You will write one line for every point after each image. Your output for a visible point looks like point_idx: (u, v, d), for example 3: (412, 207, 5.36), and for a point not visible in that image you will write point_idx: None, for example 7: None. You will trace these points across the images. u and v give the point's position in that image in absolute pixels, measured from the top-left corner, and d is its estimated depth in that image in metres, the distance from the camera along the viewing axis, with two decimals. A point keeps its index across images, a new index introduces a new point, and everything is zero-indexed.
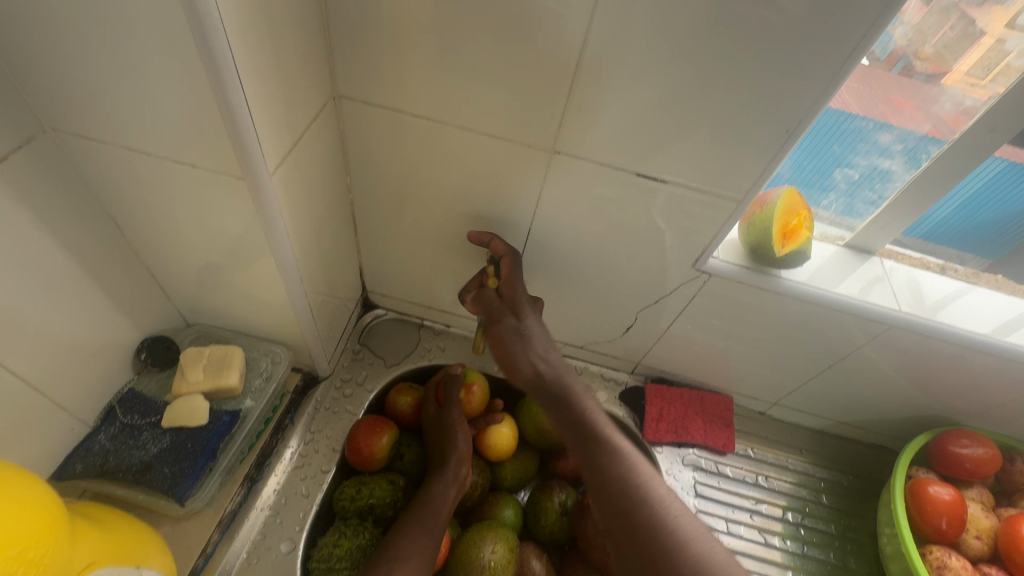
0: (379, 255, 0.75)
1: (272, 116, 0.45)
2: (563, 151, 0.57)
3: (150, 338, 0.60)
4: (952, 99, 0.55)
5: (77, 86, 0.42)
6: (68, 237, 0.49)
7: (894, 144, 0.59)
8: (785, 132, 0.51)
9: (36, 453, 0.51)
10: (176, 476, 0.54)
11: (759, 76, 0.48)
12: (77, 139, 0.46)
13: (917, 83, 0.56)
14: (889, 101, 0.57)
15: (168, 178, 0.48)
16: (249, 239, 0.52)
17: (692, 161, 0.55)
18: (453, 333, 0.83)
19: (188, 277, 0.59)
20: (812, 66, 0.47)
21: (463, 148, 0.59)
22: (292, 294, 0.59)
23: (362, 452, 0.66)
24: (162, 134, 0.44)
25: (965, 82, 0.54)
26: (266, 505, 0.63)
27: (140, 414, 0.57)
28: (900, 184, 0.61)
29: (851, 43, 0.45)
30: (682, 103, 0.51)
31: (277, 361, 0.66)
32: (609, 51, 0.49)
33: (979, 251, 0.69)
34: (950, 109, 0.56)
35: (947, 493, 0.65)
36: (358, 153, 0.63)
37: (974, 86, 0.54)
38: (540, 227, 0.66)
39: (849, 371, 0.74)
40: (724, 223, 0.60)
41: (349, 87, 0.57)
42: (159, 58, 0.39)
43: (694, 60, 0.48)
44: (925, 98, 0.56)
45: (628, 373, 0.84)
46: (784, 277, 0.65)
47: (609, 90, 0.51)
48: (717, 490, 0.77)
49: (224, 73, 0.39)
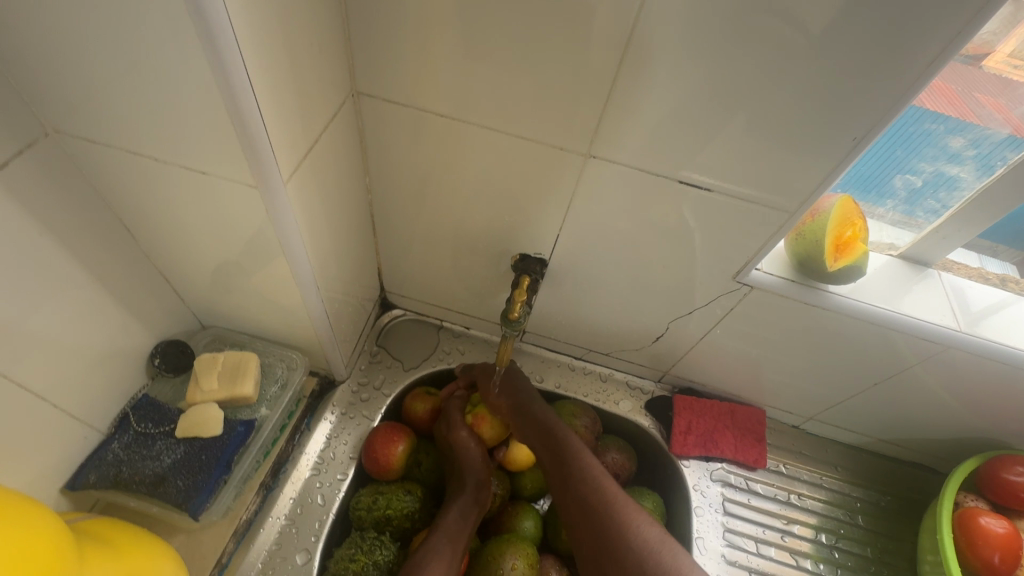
0: (398, 256, 0.73)
1: (286, 118, 0.42)
2: (598, 155, 0.53)
3: (163, 343, 0.59)
4: (996, 84, 0.50)
5: (79, 88, 0.39)
6: (76, 244, 0.47)
7: (965, 149, 0.53)
8: (852, 140, 0.47)
9: (48, 463, 0.50)
10: (190, 489, 0.53)
11: (821, 76, 0.43)
12: (82, 142, 0.44)
13: (959, 67, 0.49)
14: (933, 91, 0.50)
15: (177, 182, 0.45)
16: (263, 247, 0.50)
17: (738, 167, 0.51)
18: (473, 335, 0.80)
19: (202, 281, 0.57)
20: (884, 64, 0.42)
21: (488, 149, 0.56)
22: (308, 301, 0.56)
23: (379, 461, 0.65)
24: (170, 138, 0.41)
25: (1008, 66, 0.49)
26: (282, 513, 0.62)
27: (154, 423, 0.56)
28: (969, 193, 0.56)
29: (941, 40, 0.40)
30: (732, 105, 0.47)
31: (293, 366, 0.64)
32: (653, 48, 0.44)
33: None
34: (997, 94, 0.50)
35: (1001, 526, 0.61)
36: (378, 153, 0.60)
37: (1016, 69, 0.49)
38: (568, 232, 0.62)
39: (895, 390, 0.69)
40: (771, 234, 0.56)
41: (368, 83, 0.53)
42: (163, 57, 0.36)
43: (749, 57, 0.43)
44: (966, 84, 0.50)
45: (655, 381, 0.81)
46: (832, 291, 0.60)
47: (651, 90, 0.47)
48: (746, 508, 0.74)
49: (234, 74, 0.36)
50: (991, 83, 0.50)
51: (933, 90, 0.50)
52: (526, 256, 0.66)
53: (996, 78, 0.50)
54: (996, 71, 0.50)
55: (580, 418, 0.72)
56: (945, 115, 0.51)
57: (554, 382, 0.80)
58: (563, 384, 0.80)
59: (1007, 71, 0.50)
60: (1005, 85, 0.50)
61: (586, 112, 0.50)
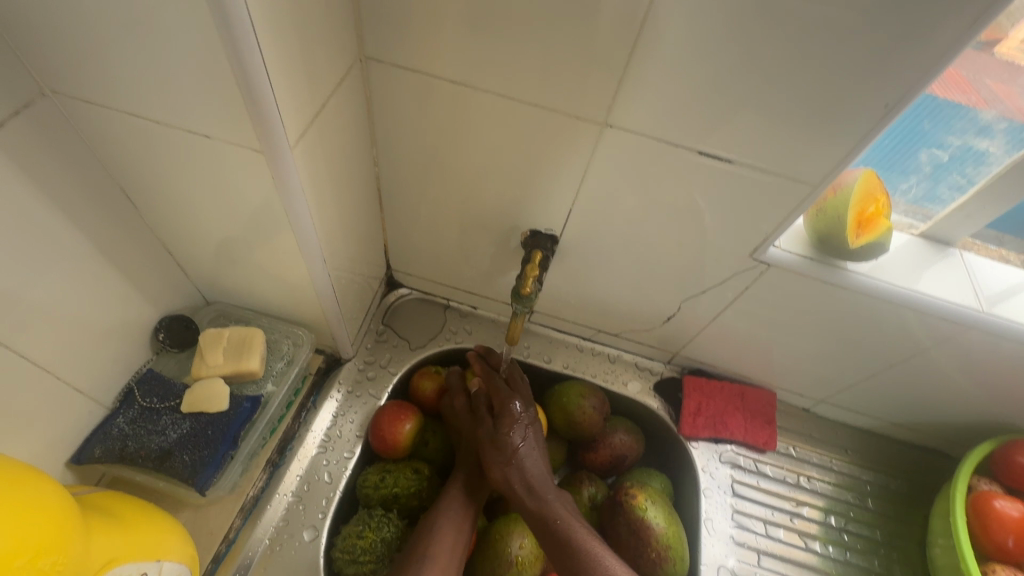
0: (405, 232, 0.71)
1: (291, 80, 0.40)
2: (614, 125, 0.51)
3: (168, 317, 0.58)
4: (1005, 71, 0.50)
5: (75, 44, 0.37)
6: (76, 212, 0.46)
7: (997, 122, 0.52)
8: (883, 107, 0.44)
9: (52, 436, 0.49)
10: (196, 464, 0.53)
11: (855, 39, 0.41)
12: (80, 104, 0.42)
13: (972, 53, 0.48)
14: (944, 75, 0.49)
15: (179, 148, 0.44)
16: (268, 218, 0.48)
17: (761, 137, 0.49)
18: (481, 315, 0.79)
19: (206, 254, 0.56)
20: (921, 26, 0.39)
21: (500, 120, 0.54)
22: (314, 275, 0.55)
23: (386, 440, 0.64)
24: (172, 100, 0.40)
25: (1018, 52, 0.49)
26: (289, 490, 0.61)
27: (159, 398, 0.55)
28: (996, 168, 0.53)
29: (986, 0, 0.37)
30: (758, 71, 0.44)
31: (299, 344, 0.63)
32: (677, 8, 0.42)
33: None
34: (1006, 81, 0.50)
35: (1016, 510, 0.61)
36: (385, 123, 0.58)
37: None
38: (580, 208, 0.60)
39: (910, 373, 0.68)
40: (789, 212, 0.54)
41: (376, 48, 0.51)
42: (162, 10, 0.34)
43: (778, 18, 0.41)
44: (975, 69, 0.50)
45: (664, 363, 0.80)
46: (852, 269, 0.59)
47: (673, 55, 0.45)
48: (755, 490, 0.73)
49: (237, 29, 0.34)
50: (1000, 70, 0.50)
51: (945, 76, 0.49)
52: (536, 233, 0.64)
53: (1006, 64, 0.50)
54: (1006, 57, 0.49)
55: (589, 399, 0.71)
56: (951, 101, 0.51)
57: (562, 362, 0.79)
58: (571, 365, 0.79)
59: (1018, 57, 0.49)
60: (1014, 71, 0.50)
61: (604, 79, 0.48)
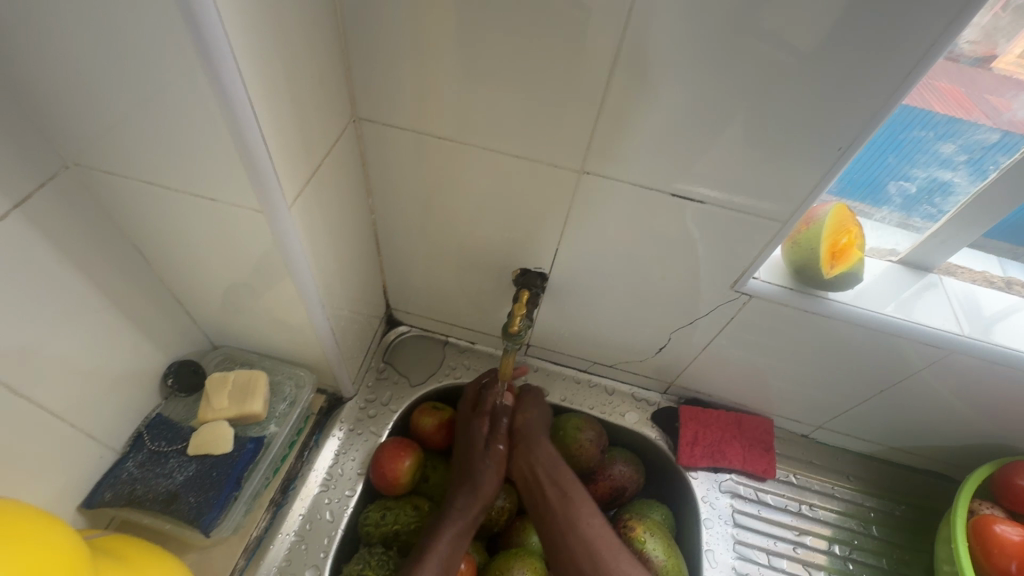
0: (403, 274, 0.74)
1: (289, 145, 0.44)
2: (591, 171, 0.55)
3: (176, 363, 0.61)
4: (1006, 85, 0.50)
5: (96, 123, 0.42)
6: (93, 270, 0.49)
7: (957, 155, 0.54)
8: (837, 149, 0.48)
9: (64, 482, 0.51)
10: (202, 505, 0.54)
11: (805, 88, 0.44)
12: (98, 173, 0.46)
13: (964, 69, 0.49)
14: (937, 90, 0.50)
15: (188, 209, 0.47)
16: (270, 268, 0.52)
17: (730, 177, 0.52)
18: (478, 350, 0.81)
19: (213, 302, 0.59)
20: (863, 77, 0.43)
21: (486, 169, 0.57)
22: (314, 318, 0.58)
23: (387, 477, 0.65)
24: (181, 168, 0.43)
25: (1017, 67, 0.49)
26: (291, 530, 0.62)
27: (167, 441, 0.58)
28: (963, 198, 0.56)
29: (918, 50, 0.41)
30: (720, 117, 0.48)
31: (301, 384, 0.65)
32: (640, 65, 0.46)
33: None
34: (1006, 94, 0.50)
35: (1016, 534, 0.61)
36: (380, 175, 0.62)
37: None
38: (567, 246, 0.63)
39: (903, 396, 0.68)
40: (766, 243, 0.57)
41: (368, 109, 0.55)
42: (172, 92, 0.38)
43: (734, 71, 0.45)
44: (974, 85, 0.50)
45: (660, 393, 0.81)
46: (831, 298, 0.61)
47: (640, 106, 0.49)
48: (756, 520, 0.73)
49: (238, 106, 0.38)
50: (999, 85, 0.50)
51: (934, 90, 0.50)
52: (526, 271, 0.67)
53: (1006, 79, 0.50)
54: (1005, 73, 0.49)
55: (585, 431, 0.72)
56: (953, 119, 0.51)
57: (559, 396, 0.80)
58: (568, 398, 0.80)
59: (1017, 72, 0.49)
60: (1016, 85, 0.50)
61: (580, 129, 0.52)
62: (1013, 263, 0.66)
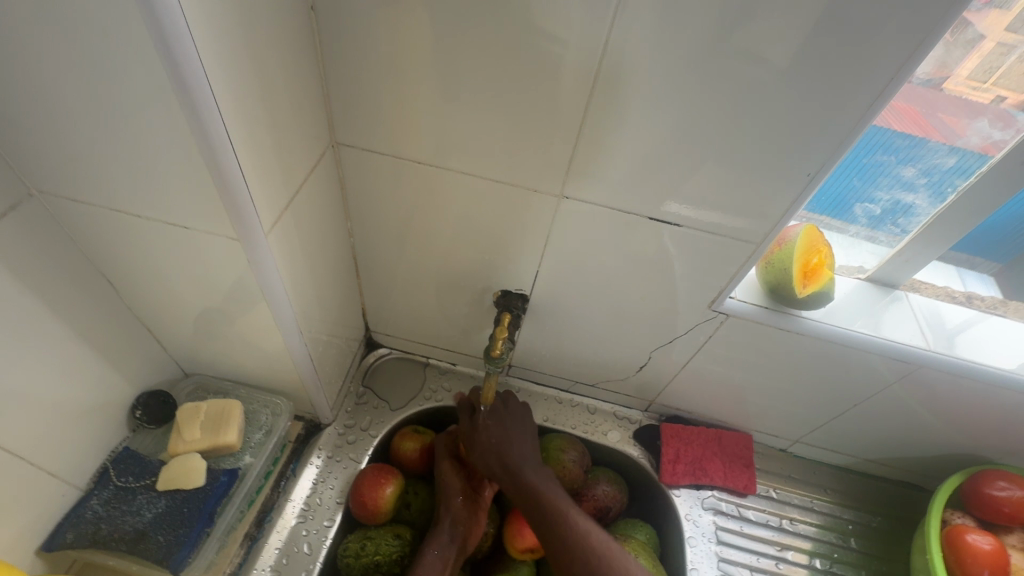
0: (383, 296, 0.73)
1: (267, 172, 0.44)
2: (570, 196, 0.56)
3: (146, 394, 0.58)
4: (957, 106, 0.52)
5: (64, 151, 0.41)
6: (57, 300, 0.48)
7: (917, 178, 0.57)
8: (807, 175, 0.50)
9: (22, 524, 0.49)
10: (172, 544, 0.52)
11: (774, 117, 0.46)
12: (66, 202, 0.45)
13: (920, 90, 0.51)
14: (897, 110, 0.51)
15: (160, 237, 0.46)
16: (246, 294, 0.51)
17: (704, 200, 0.54)
18: (459, 371, 0.80)
19: (185, 330, 0.57)
20: (828, 105, 0.45)
21: (466, 192, 0.58)
22: (292, 345, 0.57)
23: (367, 505, 0.64)
24: (154, 196, 0.43)
25: (966, 87, 0.51)
26: (267, 565, 0.60)
27: (134, 476, 0.55)
28: (925, 219, 0.58)
29: (878, 83, 0.43)
30: (694, 143, 0.49)
31: (277, 412, 0.64)
32: (617, 93, 0.47)
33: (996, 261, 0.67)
34: (958, 115, 0.52)
35: (987, 543, 0.62)
36: (359, 199, 0.61)
37: (975, 88, 0.51)
38: (547, 268, 0.64)
39: (876, 410, 0.70)
40: (742, 263, 0.58)
41: (347, 134, 0.55)
42: (145, 118, 0.37)
43: (708, 100, 0.46)
44: (927, 105, 0.52)
45: (642, 411, 0.81)
46: (805, 316, 0.62)
47: (618, 132, 0.50)
48: (739, 536, 0.73)
49: (216, 136, 0.37)
50: (951, 104, 0.52)
51: (896, 109, 0.51)
52: (507, 292, 0.67)
53: (955, 99, 0.52)
54: (954, 93, 0.51)
55: (568, 452, 0.72)
56: (911, 145, 0.54)
57: (542, 416, 0.80)
58: (551, 418, 0.80)
59: (963, 92, 0.51)
60: (963, 105, 0.52)
61: (560, 155, 0.53)
62: (970, 274, 0.69)
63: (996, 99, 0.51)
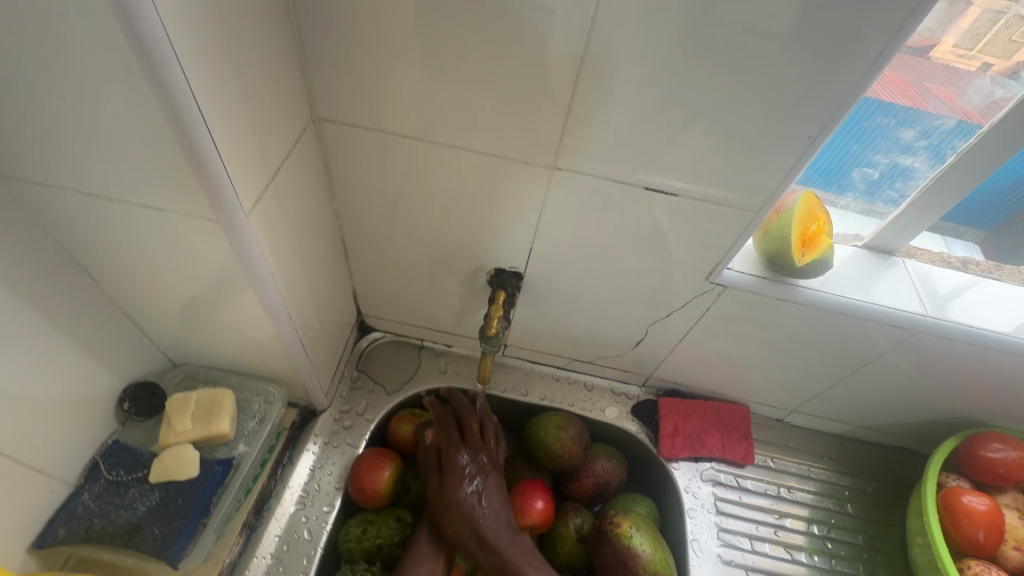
0: (374, 279, 0.72)
1: (244, 150, 0.41)
2: (563, 168, 0.54)
3: (133, 385, 0.57)
4: (944, 73, 0.51)
5: (25, 132, 0.38)
6: (32, 293, 0.46)
7: (917, 140, 0.56)
8: (807, 139, 0.48)
9: (11, 522, 0.47)
10: (168, 536, 0.51)
11: (772, 82, 0.45)
12: (32, 186, 0.42)
13: (909, 59, 0.50)
14: (886, 81, 0.51)
15: (136, 222, 0.44)
16: (231, 280, 0.49)
17: (702, 168, 0.52)
18: (455, 353, 0.79)
19: (170, 319, 0.55)
20: (828, 67, 0.43)
21: (455, 168, 0.56)
22: (281, 331, 0.55)
23: (366, 489, 0.63)
24: (125, 177, 0.40)
25: (954, 55, 0.50)
26: (267, 552, 0.60)
27: (126, 470, 0.54)
28: (923, 182, 0.58)
29: (880, 42, 0.41)
30: (688, 109, 0.48)
31: (270, 400, 0.63)
32: (609, 59, 0.45)
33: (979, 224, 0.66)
34: (949, 85, 0.52)
35: (982, 503, 0.63)
36: (344, 177, 0.59)
37: (963, 56, 0.50)
38: (541, 244, 0.62)
39: (872, 378, 0.70)
40: (739, 234, 0.57)
41: (328, 109, 0.53)
42: (109, 93, 0.35)
43: (704, 64, 0.44)
44: (916, 74, 0.51)
45: (640, 386, 0.81)
46: (802, 284, 0.62)
47: (611, 101, 0.48)
48: (738, 506, 0.74)
49: (188, 113, 0.35)
50: (940, 72, 0.51)
51: (887, 81, 0.51)
52: (501, 271, 0.66)
53: (943, 67, 0.51)
54: (943, 61, 0.50)
55: (567, 430, 0.72)
56: (910, 107, 0.53)
57: (539, 395, 0.80)
58: (549, 397, 0.80)
59: (951, 60, 0.50)
60: (951, 73, 0.51)
61: (552, 127, 0.51)
62: (956, 240, 0.69)
63: (983, 66, 0.51)
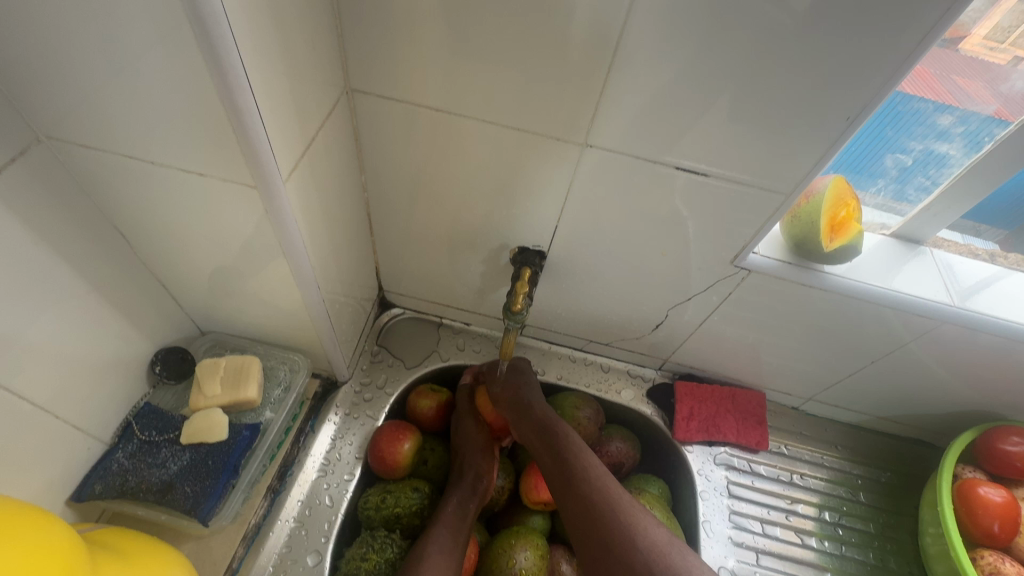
0: (396, 254, 0.72)
1: (283, 118, 0.42)
2: (593, 145, 0.53)
3: (163, 350, 0.58)
4: (971, 67, 0.51)
5: (70, 92, 0.39)
6: (72, 253, 0.47)
7: (954, 126, 0.55)
8: (845, 120, 0.47)
9: (51, 474, 0.49)
10: (198, 495, 0.53)
11: (814, 61, 0.44)
12: (75, 147, 0.43)
13: (937, 51, 0.49)
14: (912, 73, 0.51)
15: (173, 187, 0.45)
16: (262, 248, 0.49)
17: (734, 149, 0.51)
18: (474, 331, 0.80)
19: (200, 285, 0.56)
20: (873, 46, 0.42)
21: (483, 144, 0.55)
22: (309, 300, 0.56)
23: (386, 460, 0.65)
24: (166, 141, 0.41)
25: (984, 48, 0.50)
26: (291, 516, 0.61)
27: (158, 431, 0.56)
28: (957, 170, 0.57)
29: (929, 20, 0.40)
30: (725, 89, 0.47)
31: (295, 369, 0.64)
32: (647, 34, 0.44)
33: (996, 223, 0.65)
34: (975, 78, 0.52)
35: (999, 495, 0.63)
36: (373, 150, 0.59)
37: (992, 50, 0.50)
38: (565, 223, 0.62)
39: (892, 368, 0.70)
40: (766, 219, 0.56)
41: (361, 80, 0.53)
42: (153, 53, 0.35)
43: (744, 40, 0.43)
44: (942, 67, 0.51)
45: (656, 369, 0.81)
46: (827, 271, 0.61)
47: (647, 78, 0.47)
48: (750, 490, 0.75)
49: (231, 75, 0.35)
50: (967, 66, 0.51)
51: (912, 73, 0.50)
52: (524, 249, 0.66)
53: (971, 60, 0.50)
54: (971, 54, 0.50)
55: (583, 410, 0.72)
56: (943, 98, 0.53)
57: (555, 374, 0.80)
58: (564, 376, 0.80)
59: (980, 53, 0.50)
60: (980, 66, 0.51)
61: (584, 103, 0.50)
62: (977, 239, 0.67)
63: (1012, 59, 0.50)
